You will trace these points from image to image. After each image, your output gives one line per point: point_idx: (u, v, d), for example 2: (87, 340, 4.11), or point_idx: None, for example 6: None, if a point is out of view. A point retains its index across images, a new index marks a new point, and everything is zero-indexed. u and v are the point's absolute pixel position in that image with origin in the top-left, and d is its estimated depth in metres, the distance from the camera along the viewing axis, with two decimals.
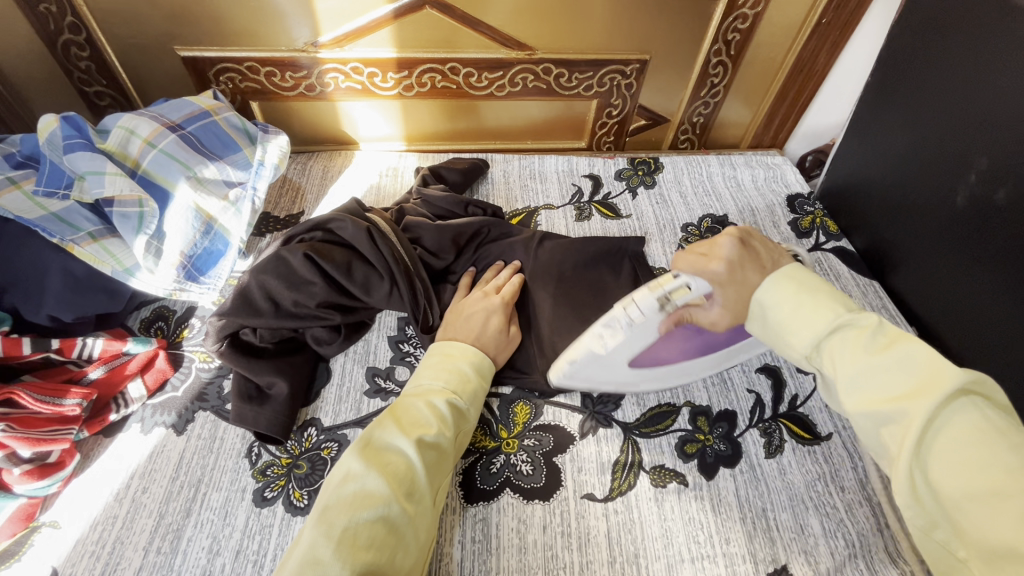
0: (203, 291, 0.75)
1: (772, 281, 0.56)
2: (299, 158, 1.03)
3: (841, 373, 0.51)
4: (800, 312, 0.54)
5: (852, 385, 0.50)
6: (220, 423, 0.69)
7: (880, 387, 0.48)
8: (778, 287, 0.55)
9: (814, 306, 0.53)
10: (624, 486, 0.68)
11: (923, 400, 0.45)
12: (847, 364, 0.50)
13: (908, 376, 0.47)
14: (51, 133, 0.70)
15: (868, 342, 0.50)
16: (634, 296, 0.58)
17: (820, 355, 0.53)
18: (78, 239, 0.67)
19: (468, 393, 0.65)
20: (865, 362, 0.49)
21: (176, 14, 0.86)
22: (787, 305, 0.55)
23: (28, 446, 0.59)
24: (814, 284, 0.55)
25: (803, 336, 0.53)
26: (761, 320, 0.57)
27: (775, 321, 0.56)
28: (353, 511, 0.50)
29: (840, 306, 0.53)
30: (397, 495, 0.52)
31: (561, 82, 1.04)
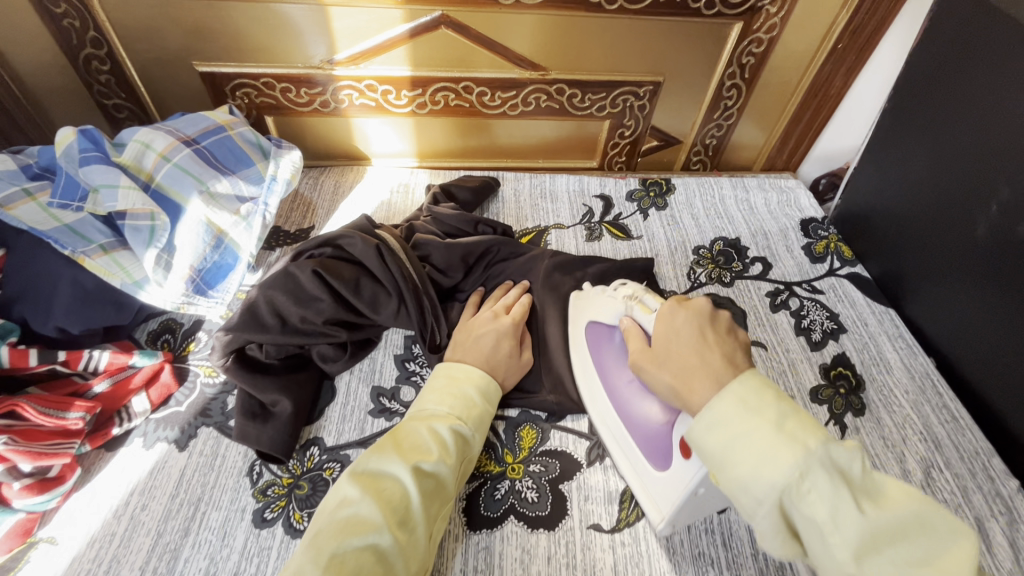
0: (211, 305, 0.75)
1: (748, 382, 0.48)
2: (311, 173, 1.04)
3: (845, 526, 0.40)
4: (782, 434, 0.44)
5: (869, 548, 0.40)
6: (223, 440, 0.68)
7: (887, 546, 0.40)
8: (756, 395, 0.47)
9: (799, 427, 0.44)
10: (632, 516, 0.66)
11: (953, 567, 0.38)
12: (849, 507, 0.40)
13: (923, 540, 0.40)
14: (68, 145, 0.71)
15: (859, 479, 0.42)
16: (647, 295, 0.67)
17: (808, 492, 0.41)
18: (90, 252, 0.68)
19: (473, 419, 0.64)
20: (870, 508, 0.41)
21: (195, 30, 0.88)
22: (766, 424, 0.45)
23: (29, 459, 0.58)
24: (788, 401, 0.47)
25: (792, 467, 0.42)
26: (717, 438, 0.46)
27: (743, 443, 0.45)
28: (343, 538, 0.50)
29: (822, 432, 0.44)
30: (389, 523, 0.51)
31: (574, 102, 1.04)
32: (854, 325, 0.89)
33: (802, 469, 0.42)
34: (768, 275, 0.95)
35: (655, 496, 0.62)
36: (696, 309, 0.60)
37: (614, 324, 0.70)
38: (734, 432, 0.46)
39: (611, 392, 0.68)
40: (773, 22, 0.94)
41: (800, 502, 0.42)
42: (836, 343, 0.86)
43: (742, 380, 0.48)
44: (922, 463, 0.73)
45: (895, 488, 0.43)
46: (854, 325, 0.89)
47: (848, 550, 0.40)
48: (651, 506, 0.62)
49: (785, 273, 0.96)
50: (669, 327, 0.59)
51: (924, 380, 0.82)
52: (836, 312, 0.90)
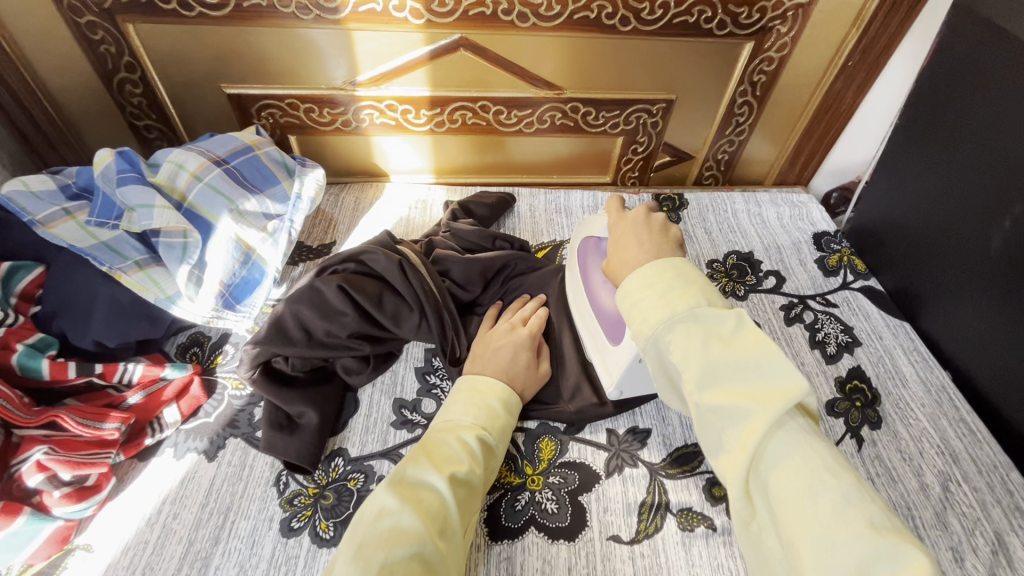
0: (239, 318, 0.78)
1: (654, 268, 0.54)
2: (332, 189, 1.07)
3: (692, 363, 0.48)
4: (668, 296, 0.51)
5: (710, 378, 0.47)
6: (250, 450, 0.70)
7: (730, 380, 0.47)
8: (654, 273, 0.53)
9: (682, 293, 0.51)
10: (651, 528, 0.66)
11: (773, 398, 0.45)
12: (702, 353, 0.47)
13: (762, 377, 0.46)
14: (106, 166, 0.74)
15: (723, 331, 0.49)
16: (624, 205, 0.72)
17: (671, 338, 0.50)
18: (126, 268, 0.71)
19: (497, 429, 0.65)
20: (722, 354, 0.47)
21: (224, 55, 0.91)
22: (653, 292, 0.52)
23: (69, 468, 0.61)
24: (689, 277, 0.53)
25: (664, 318, 0.50)
26: (621, 302, 0.54)
27: (637, 303, 0.53)
28: (390, 548, 0.50)
29: (705, 297, 0.51)
30: (431, 533, 0.52)
31: (588, 120, 1.06)
32: (868, 338, 0.89)
33: (666, 323, 0.50)
34: (782, 289, 0.96)
35: (608, 367, 0.69)
36: (634, 216, 0.65)
37: (603, 235, 0.72)
38: (631, 300, 0.53)
39: (585, 287, 0.73)
40: (784, 40, 0.96)
41: (668, 347, 0.50)
42: (851, 356, 0.87)
43: (651, 262, 0.54)
44: (940, 476, 0.73)
45: (757, 339, 0.49)
46: (869, 338, 0.89)
47: (692, 381, 0.47)
48: (606, 378, 0.68)
49: (799, 286, 0.97)
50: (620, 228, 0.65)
51: (941, 394, 0.82)
52: (851, 325, 0.91)
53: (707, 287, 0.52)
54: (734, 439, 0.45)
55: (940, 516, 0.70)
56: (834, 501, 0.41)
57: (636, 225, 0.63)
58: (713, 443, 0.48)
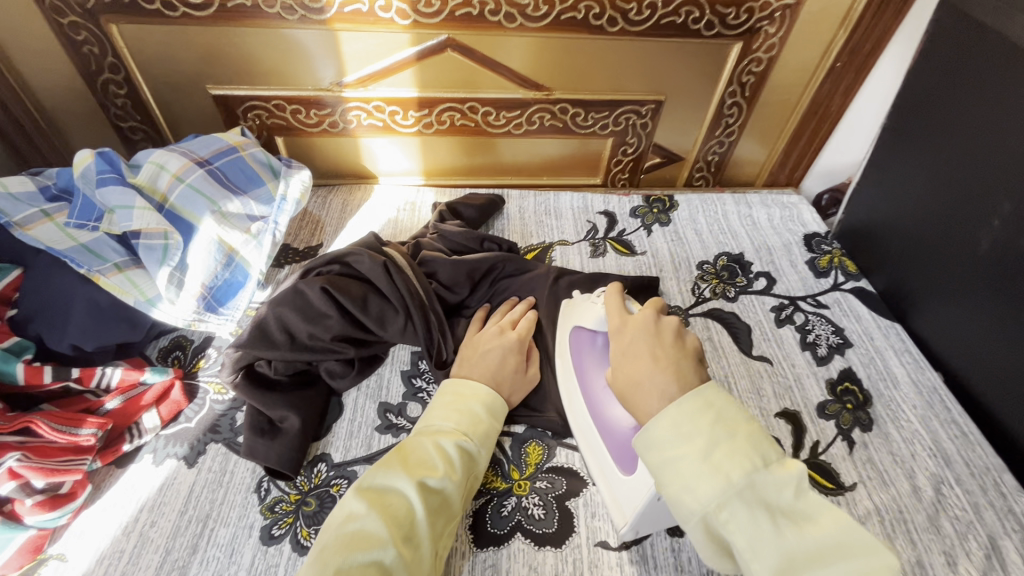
0: (221, 322, 0.77)
1: (684, 405, 0.49)
2: (320, 191, 1.06)
3: (765, 549, 0.42)
4: (711, 458, 0.45)
5: (793, 573, 0.41)
6: (231, 456, 0.69)
7: (813, 571, 0.41)
8: (688, 420, 0.48)
9: (729, 451, 0.45)
10: (639, 533, 0.65)
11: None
12: (769, 537, 0.42)
13: (849, 560, 0.41)
14: (86, 167, 0.73)
15: (785, 501, 0.44)
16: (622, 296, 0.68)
17: (726, 516, 0.43)
18: (104, 270, 0.69)
19: (479, 435, 0.64)
20: (791, 534, 0.42)
21: (209, 55, 0.90)
22: (693, 453, 0.46)
23: (42, 476, 0.59)
24: (728, 419, 0.48)
25: (716, 492, 0.44)
26: (652, 456, 0.48)
27: (677, 463, 0.47)
28: (348, 552, 0.50)
29: (756, 457, 0.45)
30: (395, 539, 0.51)
31: (577, 121, 1.06)
32: (859, 339, 0.89)
33: (714, 496, 0.44)
34: (772, 290, 0.96)
35: (622, 505, 0.63)
36: (640, 320, 0.60)
37: (597, 329, 0.69)
38: (670, 459, 0.47)
39: (583, 388, 0.68)
40: (772, 41, 0.96)
41: (722, 525, 0.44)
42: (842, 357, 0.86)
43: (680, 404, 0.49)
44: (932, 479, 0.73)
45: (823, 510, 0.44)
46: (860, 339, 0.89)
47: (767, 575, 0.42)
48: (616, 513, 0.63)
49: (790, 288, 0.96)
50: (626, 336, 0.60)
51: (932, 395, 0.82)
52: (842, 326, 0.90)
53: (751, 437, 0.46)
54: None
55: (933, 519, 0.69)
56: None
57: (644, 336, 0.58)
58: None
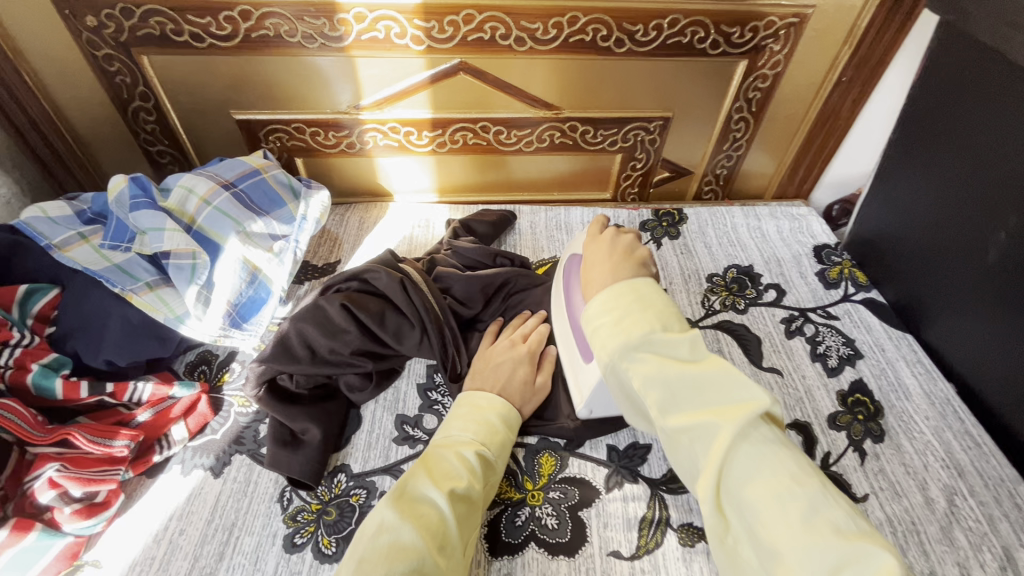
0: (246, 336, 0.80)
1: (612, 292, 0.59)
2: (338, 210, 1.09)
3: (651, 390, 0.53)
4: (623, 324, 0.56)
5: (672, 405, 0.53)
6: (255, 467, 0.71)
7: (692, 400, 0.53)
8: (611, 300, 0.58)
9: (636, 320, 0.56)
10: (651, 543, 0.66)
11: (733, 413, 0.50)
12: (659, 378, 0.53)
13: (721, 398, 0.52)
14: (120, 192, 0.77)
15: (677, 353, 0.54)
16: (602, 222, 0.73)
17: (629, 364, 0.54)
18: (137, 289, 0.73)
19: (497, 444, 0.66)
20: (674, 373, 0.53)
21: (234, 82, 0.95)
22: (610, 322, 0.57)
23: (79, 485, 0.62)
24: (646, 301, 0.57)
25: (622, 347, 0.55)
26: (587, 328, 0.59)
27: (599, 330, 0.58)
28: (390, 563, 0.51)
29: (659, 323, 0.55)
30: (430, 548, 0.53)
31: (586, 138, 1.08)
32: (870, 350, 0.89)
33: (621, 351, 0.55)
34: (782, 302, 0.97)
35: (579, 385, 0.71)
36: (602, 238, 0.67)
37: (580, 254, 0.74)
38: (593, 327, 0.58)
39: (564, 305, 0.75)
40: (777, 58, 0.98)
41: (627, 373, 0.55)
42: (853, 368, 0.87)
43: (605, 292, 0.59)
44: (945, 490, 0.73)
45: (710, 360, 0.54)
46: (871, 350, 0.89)
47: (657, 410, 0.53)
48: (576, 396, 0.71)
49: (799, 300, 0.97)
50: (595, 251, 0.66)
51: (945, 406, 0.82)
52: (852, 337, 0.91)
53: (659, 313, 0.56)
54: (702, 454, 0.51)
55: (946, 531, 0.69)
56: (801, 506, 0.45)
57: (604, 248, 0.66)
58: (687, 460, 0.53)
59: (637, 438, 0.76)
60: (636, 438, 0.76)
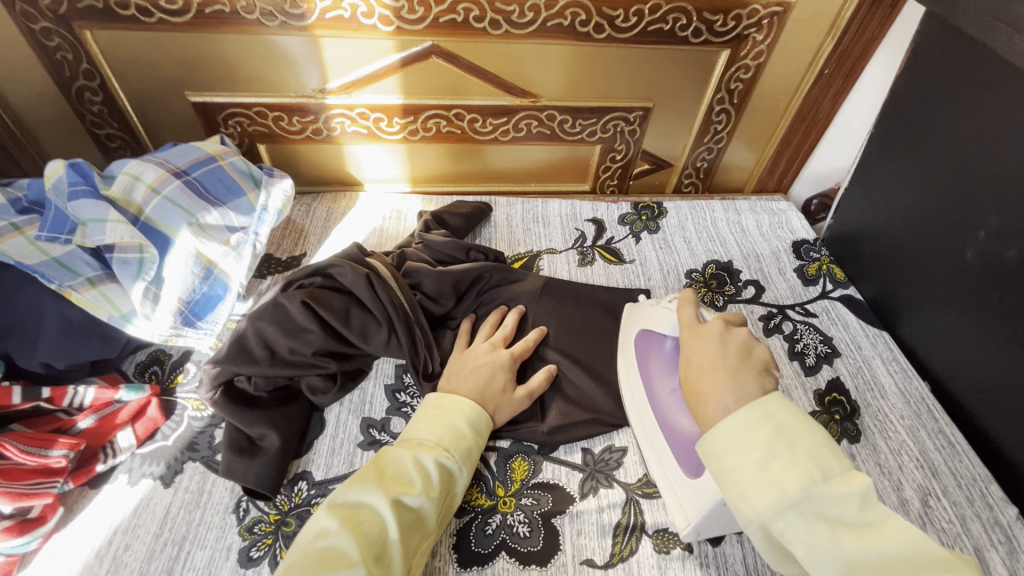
0: (200, 336, 0.74)
1: (743, 417, 0.49)
2: (304, 199, 1.04)
3: (817, 557, 0.43)
4: (768, 471, 0.46)
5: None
6: (209, 475, 0.67)
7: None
8: (747, 432, 0.48)
9: (786, 465, 0.45)
10: (626, 550, 0.64)
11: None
12: (830, 550, 0.43)
13: (908, 569, 0.42)
14: (57, 179, 0.71)
15: (845, 513, 0.44)
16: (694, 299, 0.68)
17: (784, 527, 0.44)
18: (77, 285, 0.68)
19: (461, 451, 0.63)
20: (849, 543, 0.43)
21: (188, 62, 0.88)
22: (751, 462, 0.46)
23: (9, 500, 0.57)
24: (787, 431, 0.48)
25: (773, 503, 0.44)
26: (710, 461, 0.49)
27: (732, 472, 0.47)
28: (314, 571, 0.48)
29: (816, 470, 0.45)
30: (365, 559, 0.50)
31: (565, 127, 1.05)
32: (848, 348, 0.88)
33: (777, 510, 0.44)
34: (761, 299, 0.95)
35: (683, 505, 0.63)
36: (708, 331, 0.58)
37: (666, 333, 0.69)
38: (725, 465, 0.48)
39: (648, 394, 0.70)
40: (760, 48, 0.96)
41: (779, 535, 0.45)
42: (830, 367, 0.86)
43: (739, 415, 0.49)
44: (918, 491, 0.72)
45: (884, 520, 0.44)
46: (848, 348, 0.88)
47: None
48: (679, 516, 0.63)
49: (778, 297, 0.96)
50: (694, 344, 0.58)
51: (920, 405, 0.81)
52: (830, 335, 0.90)
53: (810, 449, 0.46)
54: None
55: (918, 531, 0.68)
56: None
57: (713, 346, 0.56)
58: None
59: (612, 442, 0.74)
60: (612, 441, 0.74)
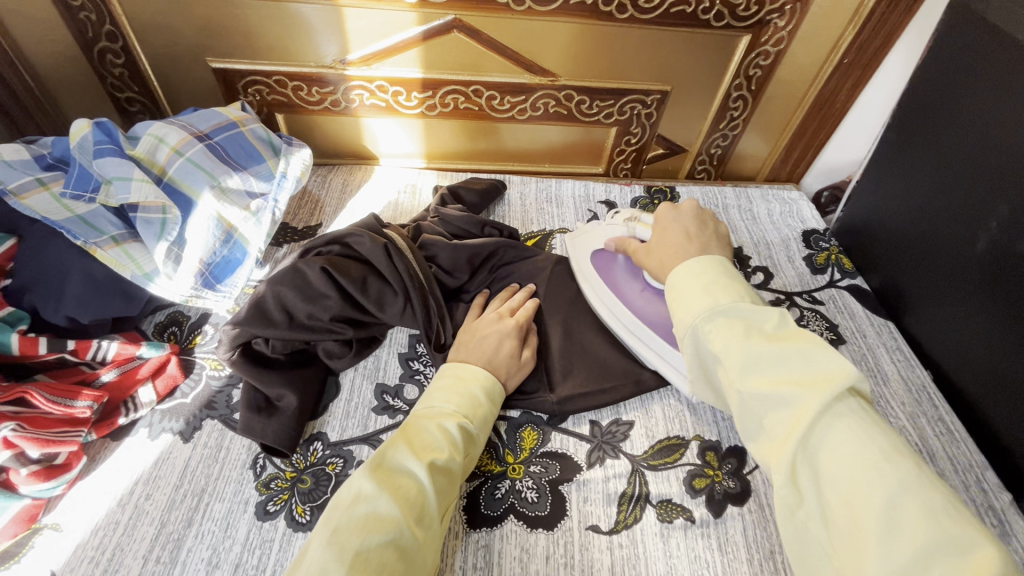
0: (219, 298, 0.77)
1: (701, 262, 0.58)
2: (320, 171, 1.05)
3: (733, 350, 0.50)
4: (709, 290, 0.55)
5: (747, 364, 0.49)
6: (227, 432, 0.69)
7: (770, 366, 0.49)
8: (701, 268, 0.57)
9: (723, 288, 0.55)
10: (630, 519, 0.66)
11: (817, 385, 0.46)
12: (740, 345, 0.50)
13: (804, 362, 0.48)
14: (83, 137, 0.72)
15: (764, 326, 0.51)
16: (620, 215, 0.88)
17: (709, 328, 0.53)
18: (101, 242, 0.69)
19: (479, 418, 0.65)
20: (758, 345, 0.49)
21: (209, 27, 0.89)
22: (695, 284, 0.56)
23: (37, 446, 0.59)
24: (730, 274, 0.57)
25: (707, 309, 0.54)
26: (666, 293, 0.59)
27: (680, 295, 0.57)
28: (364, 534, 0.49)
29: (748, 295, 0.54)
30: (408, 520, 0.52)
31: (581, 108, 1.05)
32: (852, 335, 0.89)
33: (708, 313, 0.53)
34: (769, 285, 0.96)
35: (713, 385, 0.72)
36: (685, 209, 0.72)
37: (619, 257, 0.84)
38: (677, 290, 0.57)
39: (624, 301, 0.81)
40: (781, 34, 0.96)
41: (707, 336, 0.53)
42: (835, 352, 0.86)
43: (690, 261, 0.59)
44: None
45: (796, 333, 0.51)
46: (853, 335, 0.89)
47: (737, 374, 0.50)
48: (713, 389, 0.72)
49: (786, 283, 0.97)
50: (662, 222, 0.72)
51: (921, 392, 0.82)
52: (836, 323, 0.91)
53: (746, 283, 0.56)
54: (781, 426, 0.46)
55: None
56: (888, 481, 0.41)
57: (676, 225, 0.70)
58: (757, 426, 0.49)
59: (619, 416, 0.75)
60: (619, 415, 0.75)
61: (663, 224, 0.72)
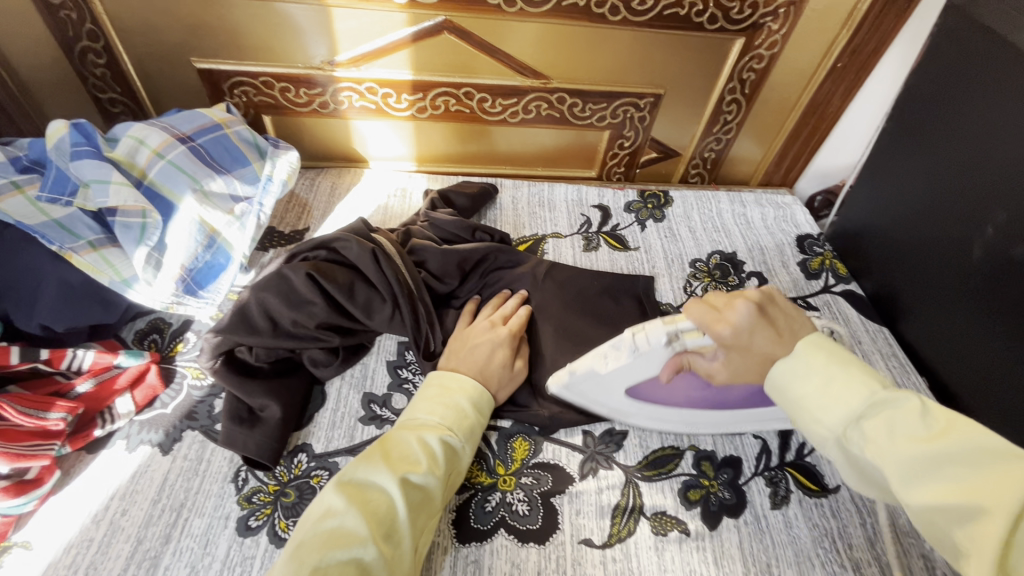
0: (201, 305, 0.75)
1: (801, 353, 0.52)
2: (308, 174, 1.03)
3: (888, 460, 0.46)
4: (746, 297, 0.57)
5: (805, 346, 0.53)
6: (208, 444, 0.66)
7: (938, 474, 0.43)
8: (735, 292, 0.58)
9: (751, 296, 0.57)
10: (624, 532, 0.64)
11: (998, 496, 0.39)
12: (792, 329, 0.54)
13: (973, 465, 0.42)
14: (60, 139, 0.69)
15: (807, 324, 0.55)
16: (646, 325, 0.61)
17: (857, 438, 0.48)
18: (78, 248, 0.66)
19: (464, 430, 0.62)
20: (914, 449, 0.44)
21: (193, 26, 0.87)
22: (813, 385, 0.51)
23: (6, 461, 0.57)
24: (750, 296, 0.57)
25: (842, 419, 0.48)
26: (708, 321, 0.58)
27: (802, 400, 0.51)
28: (325, 551, 0.48)
29: (875, 382, 0.49)
30: (375, 537, 0.50)
31: (574, 111, 1.04)
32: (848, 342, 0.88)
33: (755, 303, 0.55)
34: None
35: None
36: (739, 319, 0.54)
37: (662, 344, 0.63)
38: (794, 397, 0.52)
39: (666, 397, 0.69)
40: (775, 38, 0.95)
41: (858, 449, 0.48)
42: None
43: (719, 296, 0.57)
44: None
45: (952, 423, 0.45)
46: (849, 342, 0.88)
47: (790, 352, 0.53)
48: None
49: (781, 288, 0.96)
50: (731, 346, 0.55)
51: None
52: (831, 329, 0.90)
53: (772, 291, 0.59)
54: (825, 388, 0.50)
55: None
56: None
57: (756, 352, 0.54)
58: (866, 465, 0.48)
59: (613, 425, 0.74)
60: (613, 424, 0.74)
61: (736, 344, 0.55)
